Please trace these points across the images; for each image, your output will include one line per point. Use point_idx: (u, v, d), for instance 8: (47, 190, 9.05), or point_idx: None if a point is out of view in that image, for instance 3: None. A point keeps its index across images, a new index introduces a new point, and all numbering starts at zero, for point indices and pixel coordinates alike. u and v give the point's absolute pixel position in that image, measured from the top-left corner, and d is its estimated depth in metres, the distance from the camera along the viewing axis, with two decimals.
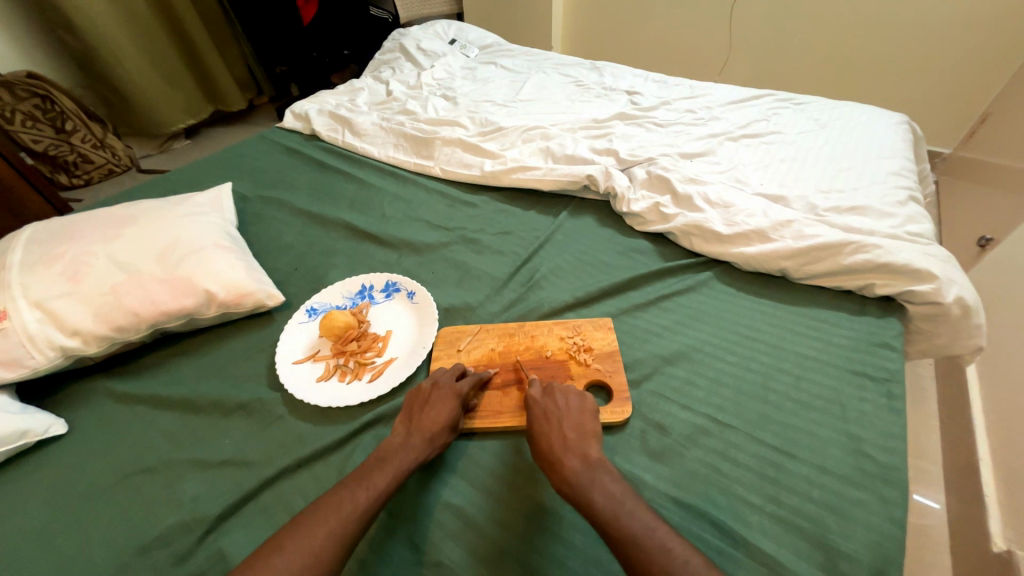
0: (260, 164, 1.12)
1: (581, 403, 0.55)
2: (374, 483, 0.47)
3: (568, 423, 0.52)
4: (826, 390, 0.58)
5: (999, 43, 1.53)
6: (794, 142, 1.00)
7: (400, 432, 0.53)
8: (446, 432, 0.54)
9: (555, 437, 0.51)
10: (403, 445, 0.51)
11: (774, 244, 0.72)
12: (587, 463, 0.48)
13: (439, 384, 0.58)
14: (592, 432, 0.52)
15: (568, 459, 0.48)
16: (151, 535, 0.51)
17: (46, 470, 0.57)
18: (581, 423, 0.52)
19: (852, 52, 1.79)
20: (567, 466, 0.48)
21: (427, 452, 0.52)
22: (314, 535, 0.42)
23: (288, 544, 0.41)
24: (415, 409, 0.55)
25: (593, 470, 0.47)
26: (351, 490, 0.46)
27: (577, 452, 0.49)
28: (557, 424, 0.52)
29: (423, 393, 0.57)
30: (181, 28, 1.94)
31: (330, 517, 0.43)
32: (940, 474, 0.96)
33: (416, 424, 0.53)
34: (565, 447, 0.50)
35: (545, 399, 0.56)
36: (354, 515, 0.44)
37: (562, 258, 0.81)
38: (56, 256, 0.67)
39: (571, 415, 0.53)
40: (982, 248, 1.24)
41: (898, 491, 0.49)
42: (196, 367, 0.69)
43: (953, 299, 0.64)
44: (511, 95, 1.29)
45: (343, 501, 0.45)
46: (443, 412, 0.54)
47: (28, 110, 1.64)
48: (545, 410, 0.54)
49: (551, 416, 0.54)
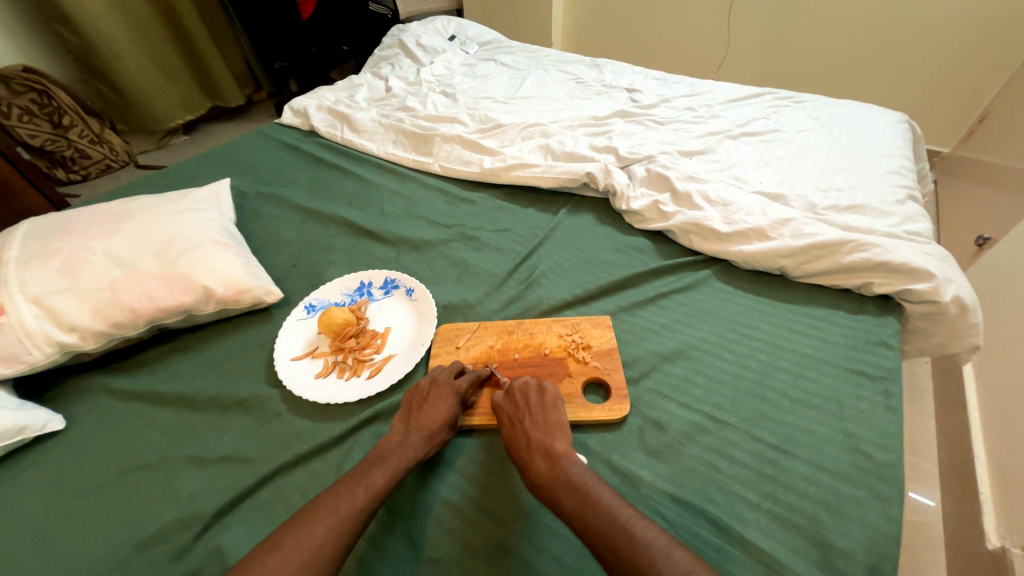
0: (257, 160, 1.12)
1: (541, 398, 0.55)
2: (373, 482, 0.47)
3: (531, 422, 0.53)
4: (823, 388, 0.59)
5: (1000, 42, 1.52)
6: (794, 141, 1.00)
7: (399, 429, 0.53)
8: (444, 430, 0.54)
9: (520, 438, 0.52)
10: (402, 442, 0.51)
11: (773, 242, 0.72)
12: (551, 459, 0.49)
13: (438, 381, 0.58)
14: (557, 425, 0.52)
15: (533, 460, 0.49)
16: (150, 531, 0.51)
17: (44, 466, 0.57)
18: (546, 419, 0.53)
19: (852, 50, 1.79)
20: (534, 466, 0.49)
21: (425, 449, 0.52)
22: (313, 531, 0.42)
23: (287, 542, 0.41)
24: (413, 407, 0.56)
25: (558, 465, 0.48)
26: (349, 486, 0.46)
27: (540, 451, 0.50)
28: (520, 426, 0.53)
29: (422, 391, 0.57)
30: (178, 22, 1.93)
31: (329, 515, 0.43)
32: (935, 471, 0.97)
33: (415, 421, 0.54)
34: (529, 447, 0.51)
35: (507, 401, 0.56)
36: (354, 512, 0.44)
37: (561, 255, 0.81)
38: (53, 252, 0.67)
39: (535, 413, 0.54)
40: (980, 247, 1.24)
41: (894, 489, 0.49)
42: (193, 364, 0.69)
43: (951, 298, 0.64)
44: (511, 92, 1.28)
45: (341, 498, 0.45)
46: (442, 409, 0.54)
47: (25, 105, 1.64)
48: (509, 415, 0.55)
49: (515, 418, 0.54)
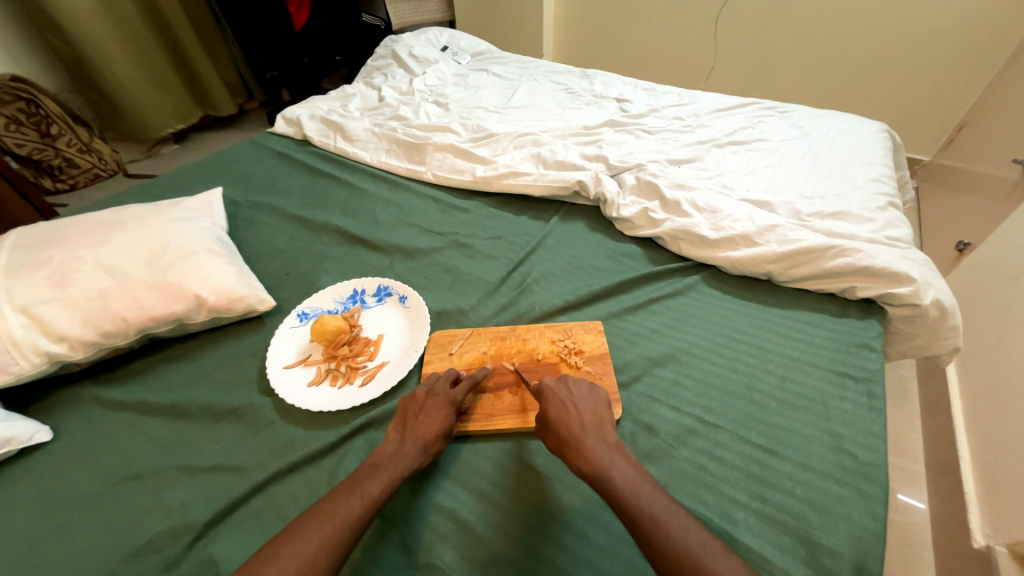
0: (250, 169, 1.12)
1: (594, 394, 0.57)
2: (369, 491, 0.47)
3: (585, 409, 0.54)
4: (810, 389, 0.60)
5: (974, 55, 1.58)
6: (779, 149, 1.03)
7: (394, 439, 0.53)
8: (437, 441, 0.54)
9: (573, 420, 0.52)
10: (398, 450, 0.52)
11: (759, 248, 0.73)
12: (606, 444, 0.50)
13: (434, 392, 0.58)
14: (607, 419, 0.53)
15: (587, 439, 0.50)
16: (139, 542, 0.50)
17: (30, 479, 0.56)
18: (597, 410, 0.54)
19: (836, 62, 1.84)
20: (587, 444, 0.49)
21: (421, 459, 0.52)
22: (311, 540, 0.42)
23: (283, 552, 0.40)
24: (408, 417, 0.56)
25: (610, 451, 0.49)
26: (345, 496, 0.46)
27: (597, 435, 0.50)
28: (574, 409, 0.54)
29: (417, 401, 0.57)
30: (170, 32, 1.93)
31: (326, 523, 0.43)
32: (921, 472, 0.99)
33: (411, 430, 0.54)
34: (585, 428, 0.51)
35: (559, 387, 0.57)
36: (350, 522, 0.44)
37: (553, 262, 0.82)
38: (43, 262, 0.66)
39: (587, 402, 0.55)
40: (960, 252, 1.28)
41: (878, 486, 0.50)
42: (184, 373, 0.68)
43: (930, 301, 0.66)
44: (503, 102, 1.30)
45: (337, 507, 0.45)
46: (437, 420, 0.55)
47: (12, 113, 1.61)
48: (561, 397, 0.56)
49: (567, 401, 0.55)
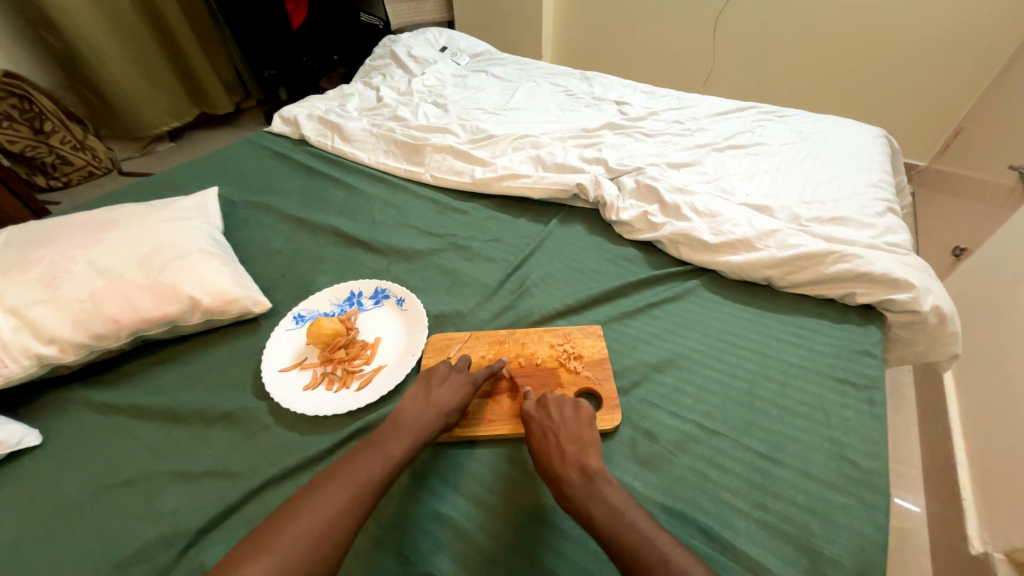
0: (247, 169, 1.11)
1: (577, 413, 0.55)
2: (391, 454, 0.48)
3: (565, 436, 0.52)
4: (810, 396, 0.60)
5: (970, 62, 1.60)
6: (778, 154, 1.03)
7: (416, 403, 0.54)
8: (456, 412, 0.55)
9: (553, 451, 0.51)
10: (420, 413, 0.53)
11: (759, 253, 0.73)
12: (586, 475, 0.48)
13: (455, 369, 0.60)
14: (590, 442, 0.51)
15: (566, 472, 0.49)
16: (130, 549, 0.49)
17: (18, 485, 0.55)
18: (579, 434, 0.52)
19: (832, 67, 1.85)
20: (566, 479, 0.48)
21: (440, 424, 0.53)
22: (331, 499, 0.43)
23: (302, 510, 0.42)
24: (429, 384, 0.57)
25: (591, 482, 0.47)
26: (367, 457, 0.47)
27: (575, 465, 0.49)
28: (554, 439, 0.52)
29: (439, 371, 0.59)
30: (166, 28, 1.92)
31: (346, 487, 0.44)
32: (919, 477, 1.00)
33: (433, 396, 0.55)
34: (564, 459, 0.50)
35: (540, 413, 0.55)
36: (372, 483, 0.45)
37: (552, 265, 0.82)
38: (33, 261, 0.65)
39: (569, 427, 0.53)
40: (957, 257, 1.29)
41: (880, 495, 0.50)
42: (178, 376, 0.67)
43: (930, 308, 0.66)
44: (502, 103, 1.30)
45: (358, 469, 0.46)
46: (457, 393, 0.56)
47: (5, 109, 1.60)
48: (542, 425, 0.54)
49: (547, 429, 0.53)
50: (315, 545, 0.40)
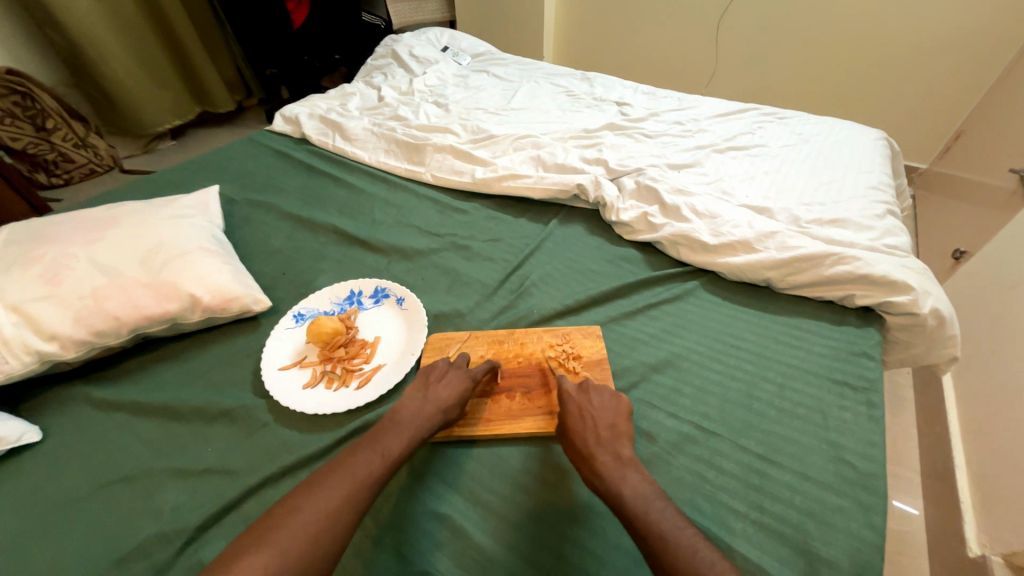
0: (248, 167, 1.11)
1: (616, 404, 0.55)
2: (390, 450, 0.49)
3: (602, 421, 0.53)
4: (808, 398, 0.60)
5: (970, 66, 1.60)
6: (779, 155, 1.03)
7: (416, 397, 0.55)
8: (456, 407, 0.56)
9: (589, 432, 0.52)
10: (419, 408, 0.54)
11: (759, 255, 0.73)
12: (619, 460, 0.49)
13: (455, 364, 0.61)
14: (625, 433, 0.52)
15: (600, 454, 0.49)
16: (129, 546, 0.49)
17: (18, 481, 0.55)
18: (616, 422, 0.53)
19: (833, 70, 1.85)
20: (599, 460, 0.49)
21: (439, 418, 0.54)
22: (332, 494, 0.43)
23: (303, 505, 0.42)
24: (428, 379, 0.58)
25: (623, 467, 0.48)
26: (366, 452, 0.48)
27: (610, 449, 0.50)
28: (592, 421, 0.53)
29: (438, 367, 0.60)
30: (169, 27, 1.92)
31: (345, 482, 0.45)
32: (917, 480, 1.00)
33: (433, 391, 0.56)
34: (600, 442, 0.50)
35: (581, 395, 0.56)
36: (370, 479, 0.46)
37: (552, 265, 0.82)
38: (35, 259, 0.65)
39: (607, 414, 0.54)
40: (956, 260, 1.28)
41: (877, 497, 0.50)
42: (178, 374, 0.67)
43: (929, 310, 0.66)
44: (503, 103, 1.30)
45: (359, 464, 0.46)
46: (455, 389, 0.57)
47: (7, 107, 1.60)
48: (580, 407, 0.55)
49: (585, 411, 0.54)
50: (315, 541, 0.40)
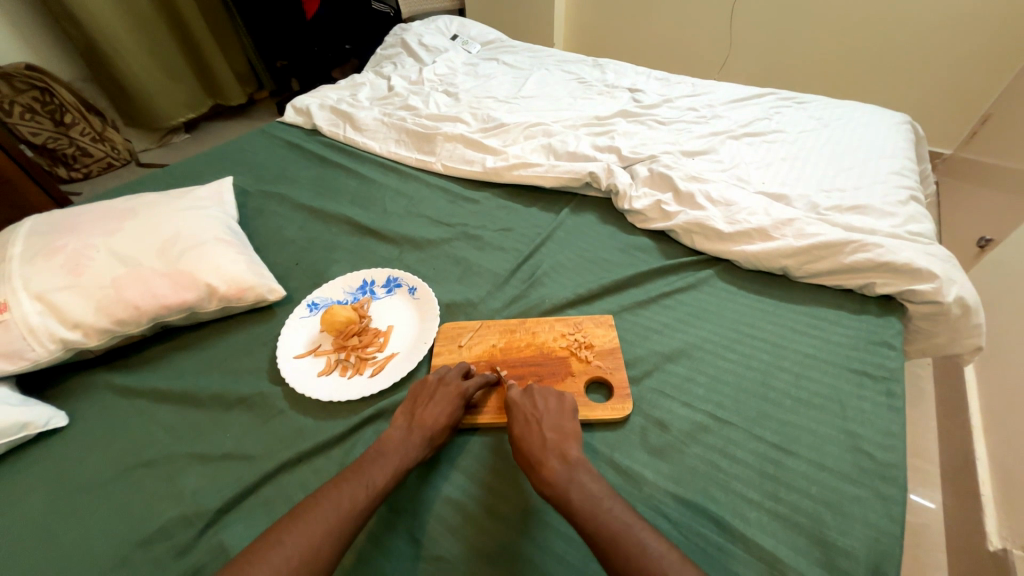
0: (261, 159, 1.12)
1: (560, 404, 0.54)
2: (374, 480, 0.47)
3: (548, 425, 0.52)
4: (826, 387, 0.59)
5: (1004, 44, 1.52)
6: (797, 141, 1.00)
7: (401, 427, 0.53)
8: (444, 432, 0.54)
9: (535, 437, 0.50)
10: (403, 440, 0.51)
11: (776, 243, 0.72)
12: (566, 463, 0.48)
13: (446, 380, 0.58)
14: (572, 433, 0.51)
15: (548, 460, 0.48)
16: (153, 528, 0.51)
17: (48, 463, 0.57)
18: (562, 424, 0.52)
19: (854, 54, 1.79)
20: (548, 466, 0.48)
21: (426, 447, 0.52)
22: (313, 530, 0.42)
23: (284, 539, 0.41)
24: (417, 403, 0.55)
25: (571, 470, 0.47)
26: (350, 484, 0.46)
27: (557, 453, 0.49)
28: (537, 426, 0.52)
29: (429, 386, 0.57)
30: (182, 21, 1.93)
31: (328, 517, 0.43)
32: (936, 473, 0.98)
33: (417, 418, 0.53)
34: (546, 447, 0.49)
35: (525, 400, 0.55)
36: (354, 515, 0.44)
37: (563, 254, 0.81)
38: (57, 249, 0.67)
39: (553, 417, 0.53)
40: (981, 249, 1.25)
41: (897, 488, 0.49)
42: (197, 361, 0.69)
43: (953, 298, 0.64)
44: (513, 91, 1.28)
45: (342, 497, 0.45)
46: (441, 412, 0.54)
47: (27, 102, 1.65)
48: (526, 412, 0.53)
49: (531, 417, 0.53)
50: None
